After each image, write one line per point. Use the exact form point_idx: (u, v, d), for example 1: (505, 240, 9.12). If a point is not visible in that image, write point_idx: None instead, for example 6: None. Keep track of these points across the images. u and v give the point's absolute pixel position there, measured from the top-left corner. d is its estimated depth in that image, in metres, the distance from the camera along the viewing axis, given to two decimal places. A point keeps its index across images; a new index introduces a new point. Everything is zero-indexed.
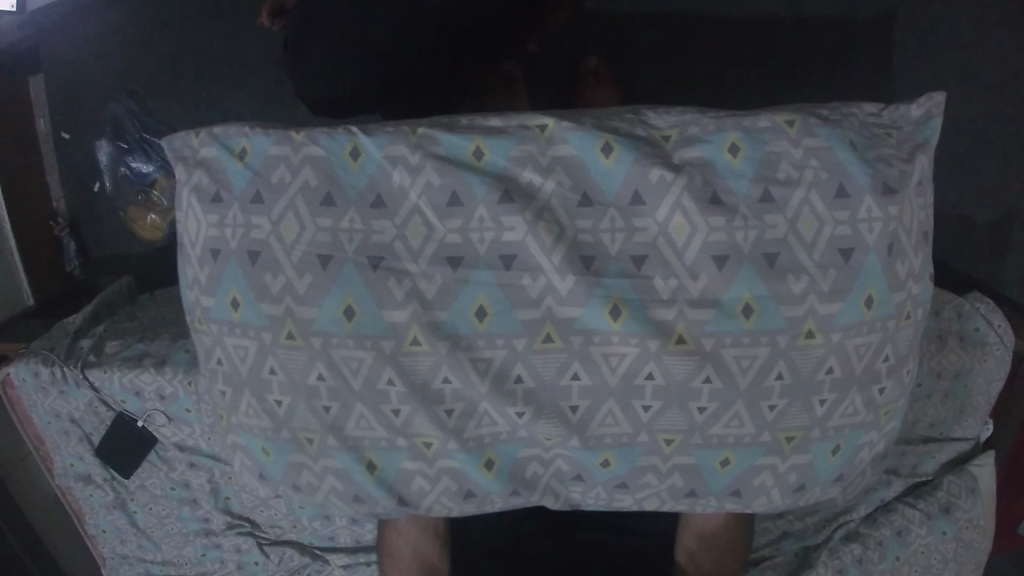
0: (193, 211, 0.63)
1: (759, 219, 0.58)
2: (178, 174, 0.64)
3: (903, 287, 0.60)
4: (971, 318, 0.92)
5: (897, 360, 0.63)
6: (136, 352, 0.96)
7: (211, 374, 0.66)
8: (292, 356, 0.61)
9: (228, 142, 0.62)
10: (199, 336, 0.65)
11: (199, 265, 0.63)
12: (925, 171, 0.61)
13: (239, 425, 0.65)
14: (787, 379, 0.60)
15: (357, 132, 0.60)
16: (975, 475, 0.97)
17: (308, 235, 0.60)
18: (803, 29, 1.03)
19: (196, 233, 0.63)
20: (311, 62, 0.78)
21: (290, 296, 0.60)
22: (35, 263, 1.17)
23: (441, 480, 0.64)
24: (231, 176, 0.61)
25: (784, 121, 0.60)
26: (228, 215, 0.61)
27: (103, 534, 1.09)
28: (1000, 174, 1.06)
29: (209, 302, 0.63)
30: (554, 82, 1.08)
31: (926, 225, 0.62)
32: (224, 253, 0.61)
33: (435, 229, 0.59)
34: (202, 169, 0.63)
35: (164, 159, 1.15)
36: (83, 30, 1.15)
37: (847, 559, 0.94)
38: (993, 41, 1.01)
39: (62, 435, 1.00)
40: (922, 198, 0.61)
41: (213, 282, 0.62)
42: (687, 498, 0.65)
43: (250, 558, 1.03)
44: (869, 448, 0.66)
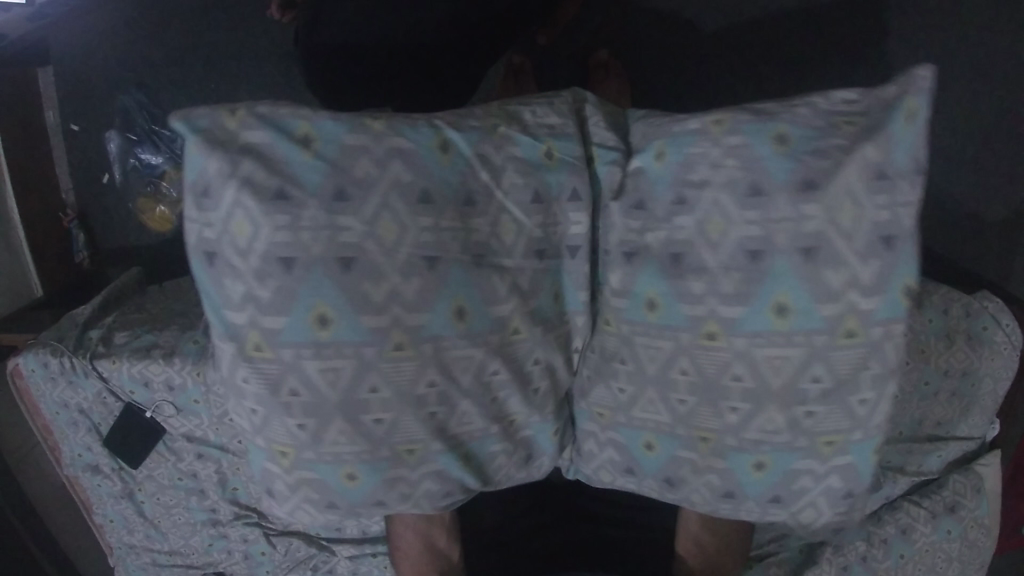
0: (245, 212, 0.54)
1: (670, 220, 0.58)
2: (212, 169, 0.55)
3: (839, 302, 0.56)
4: (980, 316, 0.91)
5: (835, 384, 0.58)
6: (145, 343, 0.96)
7: (277, 407, 0.58)
8: (397, 369, 0.57)
9: (284, 129, 0.55)
10: (254, 364, 0.57)
11: (257, 277, 0.54)
12: (882, 163, 0.54)
13: (306, 455, 0.59)
14: (692, 378, 0.60)
15: (443, 126, 0.58)
16: (981, 474, 0.99)
17: (411, 235, 0.55)
18: (811, 24, 1.02)
19: (253, 238, 0.54)
20: (318, 58, 0.77)
21: (395, 304, 0.55)
22: (43, 256, 1.18)
23: (518, 452, 0.66)
24: (299, 169, 0.54)
25: (713, 120, 0.58)
26: (304, 216, 0.53)
27: (110, 524, 1.10)
28: (1010, 172, 1.05)
29: (274, 323, 0.55)
30: (565, 73, 1.07)
31: (891, 228, 0.55)
32: (300, 261, 0.53)
33: (523, 225, 0.59)
34: (254, 161, 0.54)
35: (172, 150, 1.14)
36: (91, 22, 1.15)
37: (852, 557, 0.94)
38: (1007, 39, 1.00)
39: (71, 425, 1.00)
40: (880, 198, 0.54)
41: (288, 297, 0.54)
42: (627, 476, 0.69)
43: (257, 547, 1.05)
44: (812, 479, 0.62)
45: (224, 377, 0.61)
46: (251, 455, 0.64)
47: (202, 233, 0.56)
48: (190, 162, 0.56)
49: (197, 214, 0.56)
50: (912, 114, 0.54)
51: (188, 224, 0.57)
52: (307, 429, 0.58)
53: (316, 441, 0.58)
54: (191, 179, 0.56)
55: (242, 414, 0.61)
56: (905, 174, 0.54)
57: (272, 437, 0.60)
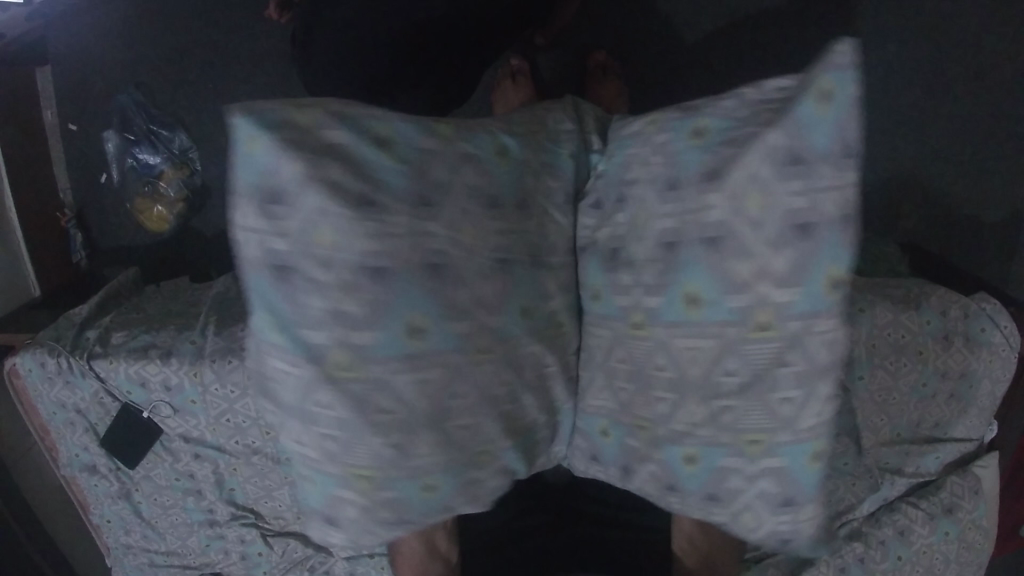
0: (330, 217, 0.48)
1: (610, 216, 0.60)
2: (290, 171, 0.48)
3: (749, 292, 0.52)
4: (977, 318, 0.90)
5: (752, 379, 0.54)
6: (142, 343, 0.96)
7: (359, 429, 0.53)
8: (480, 373, 0.55)
9: (359, 127, 0.50)
10: (338, 387, 0.51)
11: (343, 289, 0.49)
12: (796, 147, 0.48)
13: (391, 475, 0.55)
14: (628, 367, 0.60)
15: (496, 131, 0.57)
16: (978, 476, 0.99)
17: (486, 237, 0.54)
18: (810, 25, 1.02)
19: (340, 247, 0.49)
20: (318, 60, 0.79)
21: (478, 310, 0.54)
22: (42, 257, 1.17)
23: (558, 440, 0.67)
24: (382, 172, 0.50)
25: (649, 120, 0.59)
26: (394, 222, 0.49)
27: (108, 524, 1.10)
28: (1008, 173, 1.05)
29: (364, 338, 0.50)
30: (564, 75, 1.07)
31: (809, 215, 0.49)
32: (394, 269, 0.50)
33: (564, 226, 0.61)
34: (334, 162, 0.49)
35: (171, 150, 1.16)
36: (89, 21, 1.15)
37: (849, 559, 0.93)
38: (1004, 39, 1.00)
39: (69, 425, 1.00)
40: (794, 182, 0.49)
41: (380, 309, 0.50)
42: (594, 465, 0.68)
43: (254, 548, 1.05)
44: (746, 483, 0.58)
45: (285, 404, 0.54)
46: (315, 486, 0.57)
47: (269, 243, 0.50)
48: (251, 162, 0.49)
49: (265, 222, 0.49)
50: (827, 93, 0.47)
51: (248, 233, 0.50)
52: (395, 447, 0.54)
53: (401, 461, 0.54)
54: (253, 182, 0.49)
55: (305, 442, 0.55)
56: (825, 157, 0.48)
57: (350, 461, 0.54)
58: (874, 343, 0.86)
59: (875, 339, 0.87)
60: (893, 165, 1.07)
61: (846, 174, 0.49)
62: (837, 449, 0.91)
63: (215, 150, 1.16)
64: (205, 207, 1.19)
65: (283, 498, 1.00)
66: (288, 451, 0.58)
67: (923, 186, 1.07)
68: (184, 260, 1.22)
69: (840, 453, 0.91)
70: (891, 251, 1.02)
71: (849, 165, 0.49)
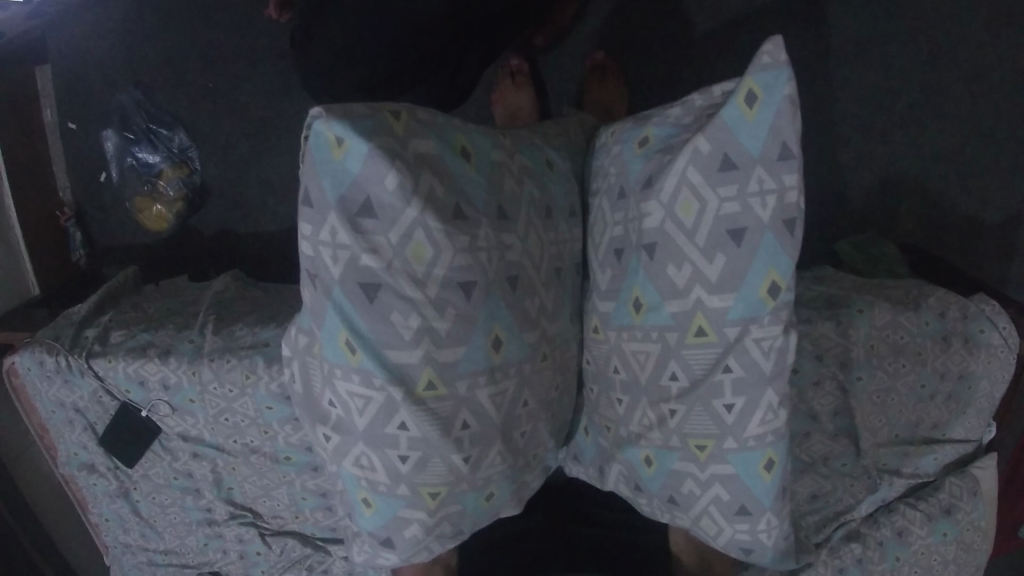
0: (427, 233, 0.49)
1: (586, 227, 0.66)
2: (389, 183, 0.48)
3: (685, 299, 0.55)
4: (977, 319, 0.89)
5: (692, 384, 0.58)
6: (141, 342, 0.95)
7: (438, 445, 0.54)
8: (542, 378, 0.61)
9: (444, 136, 0.53)
10: (423, 406, 0.52)
11: (434, 306, 0.51)
12: (727, 152, 0.51)
13: (459, 490, 0.57)
14: (593, 366, 0.67)
15: (544, 148, 0.65)
16: (977, 477, 0.99)
17: (544, 250, 0.60)
18: (810, 25, 1.02)
19: (433, 263, 0.50)
20: (318, 59, 0.79)
21: (543, 318, 0.59)
22: (41, 254, 1.18)
23: (574, 441, 0.73)
24: (467, 184, 0.53)
25: (611, 132, 0.66)
26: (480, 235, 0.52)
27: (106, 523, 1.10)
28: (1008, 175, 1.05)
29: (451, 355, 0.52)
30: (564, 75, 1.07)
31: (739, 220, 0.52)
32: (480, 285, 0.52)
33: (589, 237, 0.66)
34: (429, 173, 0.50)
35: (171, 149, 1.16)
36: (89, 20, 1.15)
37: (847, 559, 0.93)
38: (1005, 40, 1.00)
39: (67, 424, 1.00)
40: (726, 189, 0.52)
41: (468, 324, 0.52)
42: (578, 464, 0.74)
43: (253, 547, 1.05)
44: (694, 485, 0.61)
45: (357, 426, 0.54)
46: (375, 511, 0.57)
47: (358, 260, 0.49)
48: (339, 172, 0.48)
49: (353, 237, 0.49)
50: (753, 95, 0.49)
51: (333, 248, 0.50)
52: (469, 461, 0.56)
53: (473, 471, 0.56)
54: (341, 194, 0.49)
55: (373, 463, 0.55)
56: (756, 161, 0.50)
57: (421, 480, 0.55)
58: (872, 344, 0.87)
59: (874, 340, 0.87)
60: (893, 166, 1.07)
61: (779, 179, 0.51)
62: (834, 449, 0.91)
63: (215, 149, 1.16)
64: (204, 206, 1.19)
65: (280, 497, 1.00)
66: (346, 476, 0.57)
67: (922, 187, 1.07)
68: (184, 259, 1.22)
69: (837, 453, 0.91)
70: (891, 252, 1.02)
71: (783, 171, 0.51)
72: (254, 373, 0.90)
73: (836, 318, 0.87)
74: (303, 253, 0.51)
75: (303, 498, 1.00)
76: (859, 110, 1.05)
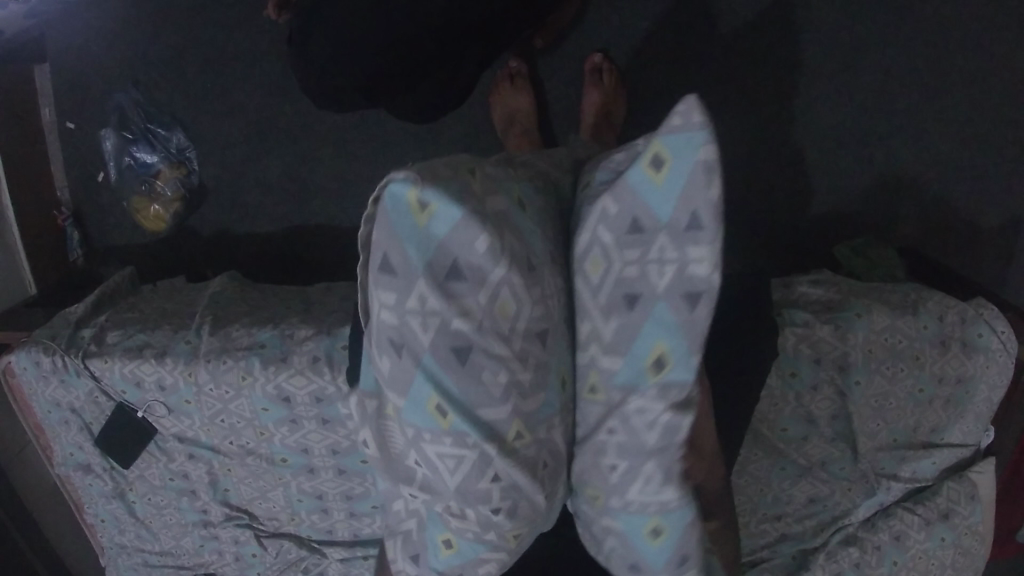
0: (514, 289, 0.44)
1: None
2: (480, 244, 0.42)
3: (583, 353, 0.51)
4: (976, 324, 0.88)
5: (582, 438, 0.53)
6: (136, 343, 0.95)
7: (526, 492, 0.48)
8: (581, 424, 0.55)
9: (502, 184, 0.47)
10: (516, 457, 0.47)
11: (521, 361, 0.45)
12: (635, 215, 0.45)
13: (537, 525, 0.52)
14: None
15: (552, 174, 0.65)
16: (975, 482, 0.98)
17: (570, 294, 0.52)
18: (812, 28, 1.02)
19: (516, 316, 0.44)
20: (314, 55, 0.78)
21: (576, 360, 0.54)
22: (39, 253, 1.17)
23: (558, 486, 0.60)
24: (529, 235, 0.47)
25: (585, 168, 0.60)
26: (546, 285, 0.47)
27: (102, 524, 1.10)
28: (1009, 179, 1.05)
29: (536, 403, 0.47)
30: (564, 78, 1.07)
31: (635, 286, 0.47)
32: (552, 332, 0.48)
33: None
34: (505, 228, 0.44)
35: (167, 149, 1.16)
36: (87, 19, 1.14)
37: (845, 563, 0.98)
38: (1004, 45, 1.00)
39: (63, 424, 1.00)
40: (629, 253, 0.46)
41: (545, 374, 0.47)
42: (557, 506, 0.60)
43: (248, 549, 1.06)
44: (594, 523, 0.56)
45: (447, 486, 0.47)
46: (456, 551, 0.50)
47: (449, 324, 0.43)
48: (423, 239, 0.42)
49: (441, 301, 0.42)
50: (658, 158, 0.43)
51: (422, 316, 0.43)
52: (549, 497, 0.51)
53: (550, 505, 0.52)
54: (428, 260, 0.42)
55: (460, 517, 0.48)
56: (663, 229, 0.45)
57: (512, 526, 0.49)
58: (871, 348, 0.86)
59: (872, 344, 0.86)
60: (892, 169, 1.06)
61: (682, 250, 0.45)
62: (832, 453, 0.92)
63: (213, 149, 1.16)
64: (203, 206, 1.19)
65: (277, 499, 1.01)
66: (426, 514, 0.51)
67: (920, 190, 1.07)
68: (183, 261, 1.22)
69: (835, 457, 0.92)
70: (891, 255, 1.01)
71: (688, 242, 0.44)
72: (250, 375, 0.90)
73: (835, 322, 0.86)
74: (384, 323, 0.44)
75: (300, 501, 1.00)
76: (860, 114, 1.05)
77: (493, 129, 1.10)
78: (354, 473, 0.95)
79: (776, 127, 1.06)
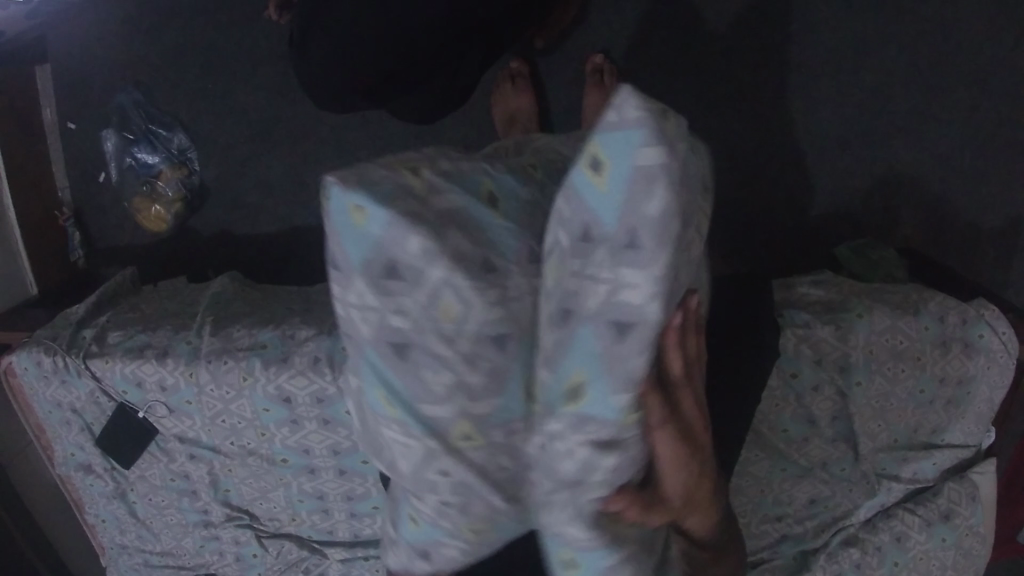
0: (455, 291, 0.42)
1: None
2: (411, 245, 0.41)
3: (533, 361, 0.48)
4: (977, 324, 0.88)
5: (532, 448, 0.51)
6: (137, 343, 0.95)
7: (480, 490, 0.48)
8: None
9: (467, 181, 0.46)
10: (462, 457, 0.47)
11: (467, 363, 0.44)
12: (587, 222, 0.42)
13: (503, 525, 0.52)
14: None
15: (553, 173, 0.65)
16: (976, 482, 0.98)
17: None
18: (811, 29, 1.02)
19: (458, 321, 0.43)
20: (315, 57, 0.78)
21: None
22: (40, 253, 1.17)
23: None
24: (494, 233, 0.45)
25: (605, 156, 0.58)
26: (512, 287, 0.45)
27: (103, 524, 1.10)
28: (1010, 180, 1.05)
29: (487, 407, 0.46)
30: (564, 79, 1.07)
31: (570, 302, 0.44)
32: (514, 338, 0.46)
33: None
34: (455, 228, 0.43)
35: (168, 150, 1.16)
36: (88, 19, 1.14)
37: (846, 564, 0.98)
38: (1005, 45, 1.00)
39: (64, 425, 1.00)
40: (571, 262, 0.43)
41: (499, 380, 0.46)
42: None
43: (249, 549, 1.06)
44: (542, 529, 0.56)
45: (400, 471, 0.48)
46: (419, 527, 0.52)
47: (385, 322, 0.43)
48: (359, 237, 0.42)
49: (375, 298, 0.42)
50: (597, 162, 0.40)
51: (360, 311, 0.43)
52: (512, 501, 0.50)
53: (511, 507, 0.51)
54: (362, 258, 0.42)
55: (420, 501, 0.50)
56: (603, 241, 0.41)
57: (466, 519, 0.50)
58: (871, 349, 0.86)
59: (872, 345, 0.86)
60: (893, 170, 1.06)
61: (616, 271, 0.42)
62: (832, 454, 0.92)
63: (214, 150, 1.16)
64: (204, 207, 1.19)
65: (277, 500, 1.01)
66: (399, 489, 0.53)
67: (920, 191, 1.07)
68: (183, 261, 1.22)
69: (835, 459, 0.92)
70: (891, 255, 1.01)
71: (623, 262, 0.41)
72: (251, 375, 0.90)
73: (836, 323, 0.86)
74: (337, 313, 0.46)
75: (301, 501, 1.00)
76: (860, 115, 1.05)
77: (493, 129, 1.10)
78: (355, 474, 0.95)
79: (776, 128, 1.06)
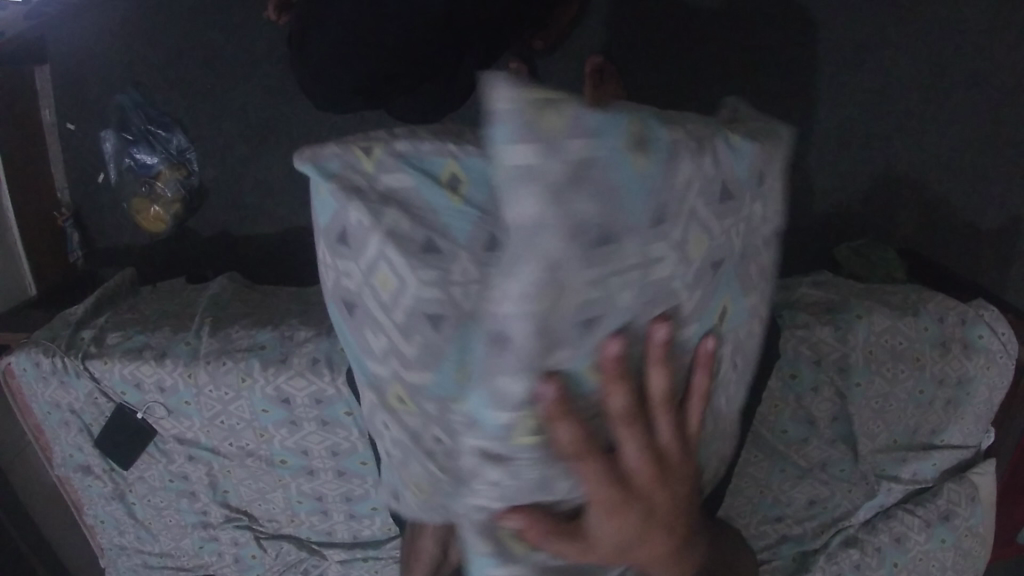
0: (389, 264, 0.44)
1: None
2: (351, 214, 0.45)
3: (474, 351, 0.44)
4: (976, 325, 0.88)
5: None
6: (136, 344, 0.95)
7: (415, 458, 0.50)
8: None
9: (425, 164, 0.45)
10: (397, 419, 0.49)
11: (401, 333, 0.45)
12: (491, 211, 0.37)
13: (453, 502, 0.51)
14: None
15: None
16: (975, 483, 0.98)
17: None
18: (811, 29, 1.02)
19: (388, 293, 0.44)
20: (315, 58, 0.78)
21: None
22: (39, 253, 1.17)
23: None
24: (444, 216, 0.44)
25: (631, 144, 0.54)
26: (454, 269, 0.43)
27: (102, 525, 1.09)
28: (1009, 181, 1.05)
29: (420, 381, 0.45)
30: (564, 80, 1.07)
31: None
32: (450, 319, 0.43)
33: None
34: (395, 207, 0.44)
35: (167, 150, 1.16)
36: (87, 20, 1.14)
37: (845, 565, 0.98)
38: (1004, 47, 1.00)
39: (63, 426, 0.99)
40: None
41: (429, 360, 0.44)
42: None
43: (248, 550, 1.06)
44: None
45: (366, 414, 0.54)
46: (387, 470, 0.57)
47: (339, 280, 0.47)
48: (324, 202, 0.47)
49: (331, 257, 0.47)
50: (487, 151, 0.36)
51: (326, 267, 0.48)
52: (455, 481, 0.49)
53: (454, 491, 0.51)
54: (325, 222, 0.47)
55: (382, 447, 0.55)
56: None
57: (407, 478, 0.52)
58: (871, 349, 0.86)
59: (872, 346, 0.86)
60: (892, 170, 1.06)
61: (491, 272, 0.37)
62: (832, 455, 0.92)
63: (214, 150, 1.16)
64: (203, 207, 1.19)
65: (276, 500, 1.00)
66: None
67: (918, 191, 1.07)
68: (183, 262, 1.22)
69: (835, 459, 0.92)
70: (891, 256, 1.01)
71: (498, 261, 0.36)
72: (250, 376, 0.90)
73: (835, 323, 0.86)
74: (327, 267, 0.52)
75: (300, 502, 1.00)
76: (859, 115, 1.05)
77: None
78: (354, 474, 0.95)
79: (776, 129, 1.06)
